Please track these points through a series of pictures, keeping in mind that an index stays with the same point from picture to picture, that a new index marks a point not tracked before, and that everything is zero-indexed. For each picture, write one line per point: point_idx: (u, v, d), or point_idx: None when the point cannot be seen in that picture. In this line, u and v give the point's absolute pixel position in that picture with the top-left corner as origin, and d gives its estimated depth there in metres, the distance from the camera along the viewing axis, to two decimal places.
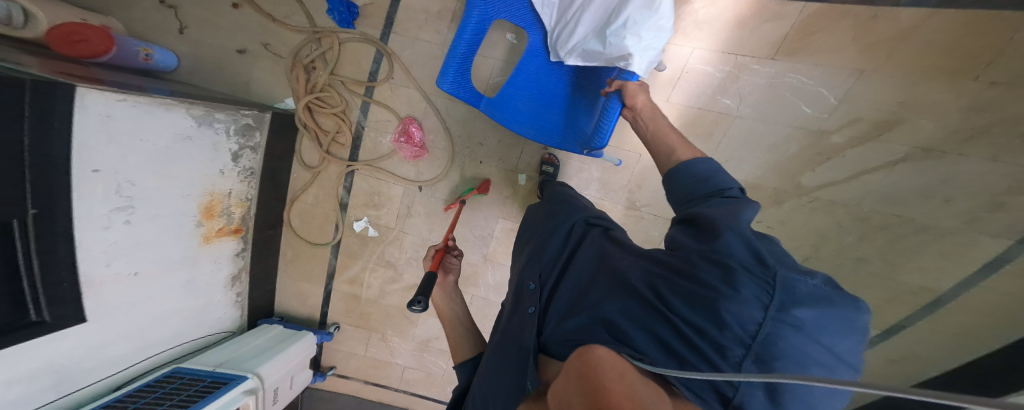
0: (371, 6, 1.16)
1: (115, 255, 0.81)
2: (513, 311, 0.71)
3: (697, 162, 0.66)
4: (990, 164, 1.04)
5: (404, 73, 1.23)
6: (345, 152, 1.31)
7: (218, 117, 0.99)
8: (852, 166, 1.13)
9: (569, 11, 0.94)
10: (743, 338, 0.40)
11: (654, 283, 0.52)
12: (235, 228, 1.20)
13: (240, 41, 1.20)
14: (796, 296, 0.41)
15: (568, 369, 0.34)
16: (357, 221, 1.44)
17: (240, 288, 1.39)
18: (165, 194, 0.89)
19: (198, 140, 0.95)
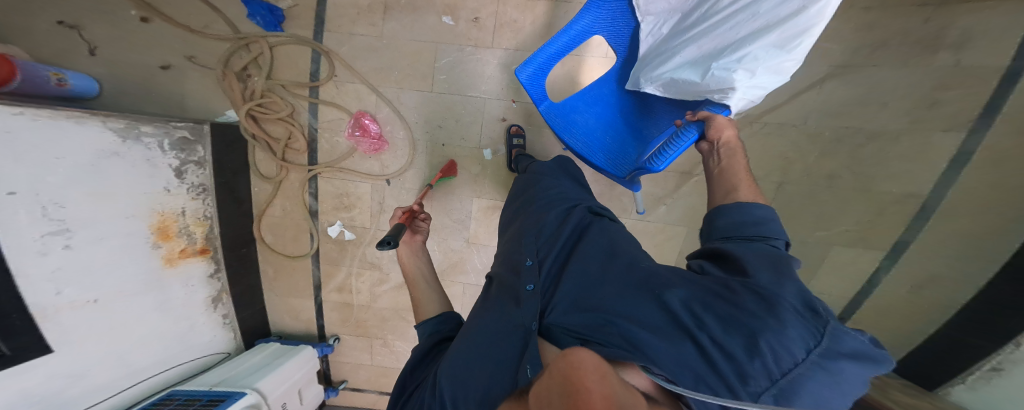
0: (298, 7, 1.19)
1: (63, 282, 0.84)
2: (508, 287, 0.72)
3: (753, 207, 0.67)
4: (903, 69, 1.05)
5: (346, 69, 1.24)
6: (302, 157, 1.31)
7: (146, 131, 1.01)
8: (788, 88, 1.18)
9: (672, 42, 0.85)
10: (772, 372, 0.40)
11: (680, 295, 0.53)
12: (200, 248, 1.22)
13: (161, 57, 1.20)
14: (835, 343, 0.42)
15: (551, 374, 0.25)
16: (331, 226, 1.44)
17: (226, 310, 1.41)
18: (102, 214, 0.91)
19: (127, 156, 0.97)
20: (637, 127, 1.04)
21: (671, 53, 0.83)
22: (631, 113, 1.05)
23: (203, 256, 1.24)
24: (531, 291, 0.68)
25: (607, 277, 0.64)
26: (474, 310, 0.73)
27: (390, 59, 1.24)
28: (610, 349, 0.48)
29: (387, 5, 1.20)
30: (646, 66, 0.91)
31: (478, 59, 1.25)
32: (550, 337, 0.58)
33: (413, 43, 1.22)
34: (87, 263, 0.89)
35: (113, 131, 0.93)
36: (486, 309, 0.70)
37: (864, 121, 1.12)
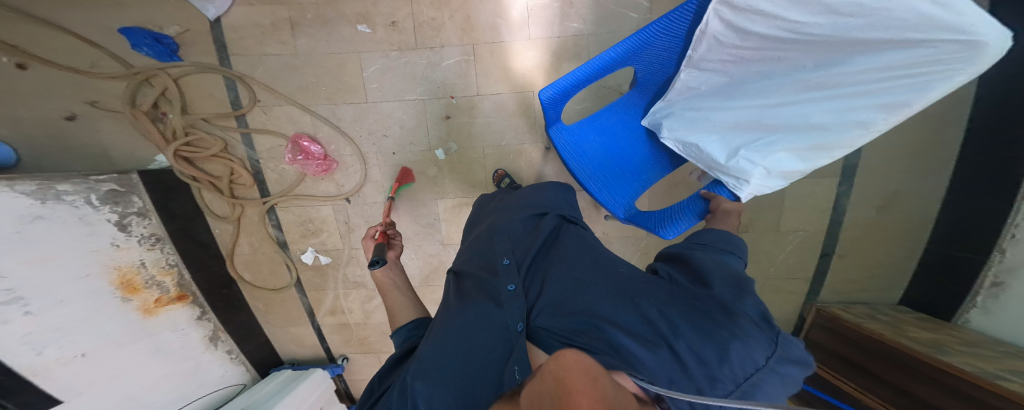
0: (189, 32, 1.16)
1: (41, 343, 0.90)
2: (483, 287, 0.62)
3: (727, 234, 0.73)
4: None
5: (268, 93, 1.22)
6: (251, 191, 1.34)
7: (66, 189, 0.99)
8: None
9: (702, 104, 0.81)
10: (738, 378, 0.37)
11: (653, 300, 0.50)
12: (176, 295, 1.28)
13: (63, 107, 1.19)
14: (789, 348, 0.42)
15: (544, 375, 0.21)
16: (305, 253, 1.46)
17: (228, 346, 1.48)
18: (54, 277, 0.94)
19: (56, 217, 0.96)
20: (641, 164, 1.02)
21: (708, 116, 0.81)
22: (640, 149, 1.02)
23: (182, 302, 1.30)
24: (512, 292, 0.58)
25: (589, 277, 0.58)
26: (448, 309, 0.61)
27: (313, 76, 1.22)
28: (598, 357, 0.40)
29: (293, 21, 1.16)
30: (675, 117, 0.86)
31: (407, 63, 1.22)
32: (537, 342, 0.52)
33: (334, 56, 1.20)
34: (56, 323, 0.93)
35: (29, 195, 0.91)
36: (460, 307, 0.58)
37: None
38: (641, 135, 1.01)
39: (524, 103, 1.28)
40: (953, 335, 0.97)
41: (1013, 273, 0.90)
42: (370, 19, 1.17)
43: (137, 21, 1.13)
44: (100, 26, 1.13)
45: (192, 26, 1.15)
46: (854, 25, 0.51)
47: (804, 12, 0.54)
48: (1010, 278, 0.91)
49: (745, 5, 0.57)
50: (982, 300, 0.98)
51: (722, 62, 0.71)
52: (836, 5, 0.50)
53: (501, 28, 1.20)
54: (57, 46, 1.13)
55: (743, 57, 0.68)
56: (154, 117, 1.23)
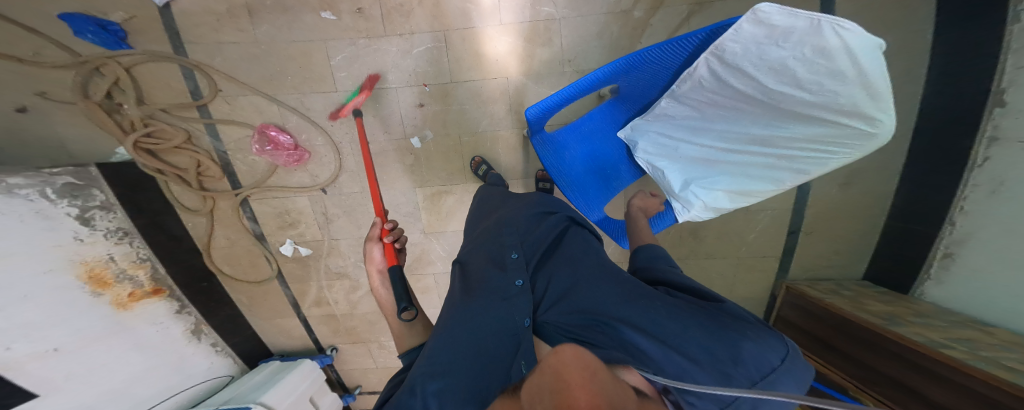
0: (136, 18, 1.11)
1: (12, 338, 0.90)
2: (491, 279, 0.64)
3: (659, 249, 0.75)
4: None
5: (231, 83, 1.20)
6: (221, 183, 1.32)
7: (20, 184, 0.95)
8: (667, 28, 1.15)
9: (671, 132, 0.76)
10: (753, 376, 0.41)
11: (660, 302, 0.54)
12: (151, 289, 1.27)
13: (11, 100, 1.14)
14: (796, 352, 0.46)
15: (542, 370, 0.25)
16: (284, 245, 1.46)
17: (212, 339, 1.49)
18: (18, 274, 0.92)
19: (12, 212, 0.92)
20: (615, 173, 0.98)
21: (676, 146, 0.78)
22: (617, 160, 0.96)
23: (158, 295, 1.29)
24: (520, 287, 0.62)
25: (597, 278, 0.61)
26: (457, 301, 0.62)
27: (277, 65, 1.19)
28: (606, 352, 0.44)
29: (250, 7, 1.13)
30: (647, 139, 0.82)
31: (375, 51, 1.19)
32: (543, 336, 0.56)
33: (298, 44, 1.17)
34: (25, 319, 0.92)
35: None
36: (470, 299, 0.60)
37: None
38: (619, 147, 0.94)
39: (498, 88, 1.27)
40: (909, 308, 1.03)
41: (963, 244, 0.96)
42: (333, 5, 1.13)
43: (82, 8, 1.08)
44: (43, 14, 1.09)
45: (138, 11, 1.11)
46: (810, 104, 0.49)
47: (774, 82, 0.50)
48: (959, 248, 0.98)
49: (731, 62, 0.50)
50: (934, 270, 1.05)
51: (697, 102, 0.65)
52: (805, 81, 0.46)
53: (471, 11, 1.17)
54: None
55: (716, 104, 0.62)
56: (110, 109, 1.19)
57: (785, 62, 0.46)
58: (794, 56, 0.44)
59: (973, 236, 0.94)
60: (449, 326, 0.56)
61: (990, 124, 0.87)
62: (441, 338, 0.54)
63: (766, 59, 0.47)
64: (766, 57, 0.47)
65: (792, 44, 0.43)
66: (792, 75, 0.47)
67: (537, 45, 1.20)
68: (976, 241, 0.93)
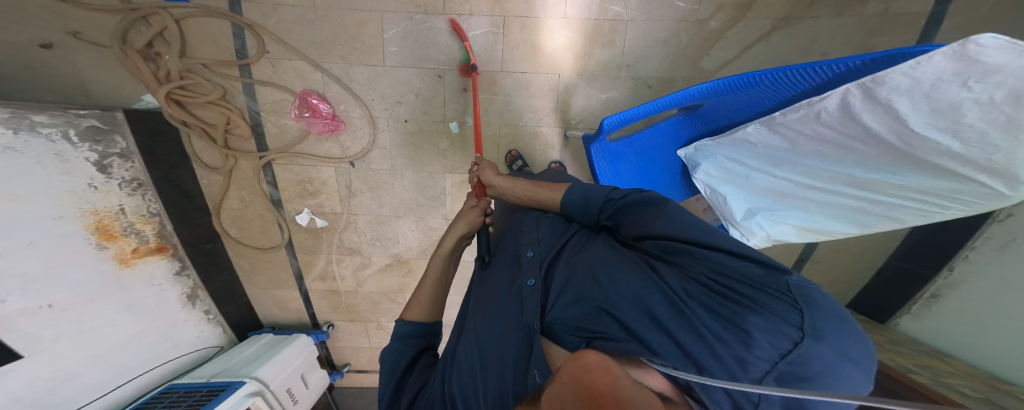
0: None
1: (8, 289, 0.84)
2: (507, 281, 0.68)
3: (574, 189, 0.74)
4: (837, 19, 1.09)
5: (279, 45, 1.17)
6: (247, 144, 1.27)
7: (42, 122, 0.90)
8: (736, 44, 1.17)
9: (747, 161, 0.80)
10: (771, 357, 0.40)
11: (664, 277, 0.53)
12: (156, 246, 1.21)
13: (34, 32, 1.06)
14: (827, 321, 0.41)
15: (563, 379, 0.30)
16: (300, 215, 1.41)
17: (206, 306, 1.42)
18: (18, 221, 0.85)
19: (28, 151, 0.87)
20: (665, 189, 1.00)
21: (749, 174, 0.82)
22: (671, 177, 0.98)
23: (161, 254, 1.22)
24: (532, 287, 0.63)
25: (597, 262, 0.61)
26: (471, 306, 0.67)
27: (329, 32, 1.17)
28: (619, 345, 0.47)
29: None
30: (712, 162, 0.85)
31: (430, 28, 1.19)
32: (554, 337, 0.56)
33: (354, 12, 1.16)
34: (22, 269, 0.86)
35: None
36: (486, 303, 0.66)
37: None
38: (674, 164, 0.96)
39: (550, 83, 1.27)
40: (885, 335, 1.09)
41: (952, 289, 1.00)
42: None
43: None
44: None
45: None
46: (950, 155, 0.50)
47: (923, 123, 0.49)
48: (946, 292, 1.01)
49: (886, 95, 0.50)
50: (916, 307, 1.09)
51: (799, 133, 0.67)
52: (964, 129, 0.46)
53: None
54: None
55: (821, 138, 0.64)
56: (147, 57, 1.16)
57: (957, 103, 0.45)
58: (974, 99, 0.43)
59: (966, 282, 0.96)
60: None
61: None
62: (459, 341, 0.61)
63: (935, 97, 0.46)
64: (938, 95, 0.46)
65: (984, 85, 0.42)
66: (954, 119, 0.46)
67: (598, 44, 1.21)
68: (967, 287, 0.96)
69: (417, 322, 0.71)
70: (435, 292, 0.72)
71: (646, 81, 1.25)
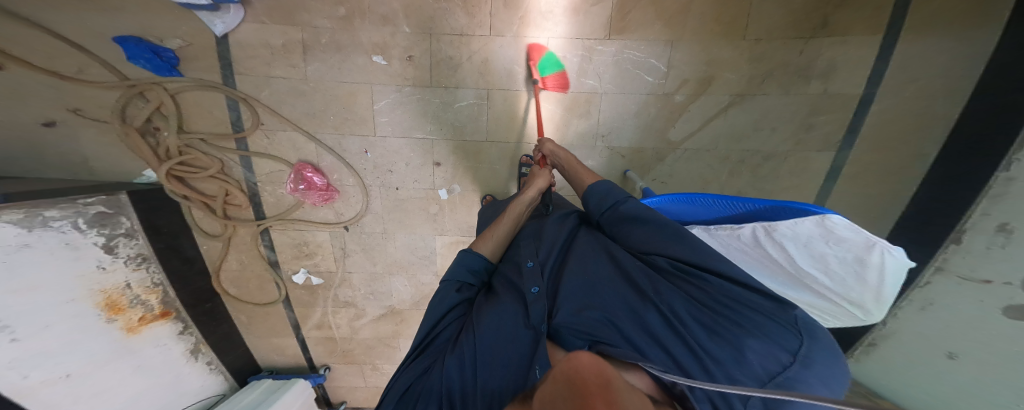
0: (192, 46, 1.14)
1: (27, 367, 0.91)
2: (511, 288, 0.72)
3: (597, 185, 0.80)
4: (786, 96, 1.27)
5: (273, 117, 1.23)
6: (246, 212, 1.33)
7: (54, 216, 0.95)
8: (698, 118, 1.31)
9: None
10: (760, 376, 0.45)
11: (665, 293, 0.58)
12: (160, 312, 1.26)
13: (41, 113, 1.11)
14: (816, 349, 0.47)
15: (556, 379, 0.30)
16: (296, 274, 1.48)
17: (209, 357, 1.47)
18: (36, 307, 0.91)
19: (44, 245, 0.93)
20: None
21: None
22: None
23: (165, 318, 1.28)
24: (536, 295, 0.67)
25: (604, 277, 0.66)
26: (480, 302, 0.71)
27: (321, 104, 1.25)
28: (618, 350, 0.53)
29: (305, 44, 1.19)
30: None
31: (418, 99, 1.28)
32: (559, 341, 0.61)
33: (345, 84, 1.24)
34: (42, 348, 0.93)
35: (15, 223, 0.86)
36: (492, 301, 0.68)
37: (761, 144, 1.32)
38: None
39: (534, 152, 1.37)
40: None
41: (885, 339, 1.14)
42: (386, 53, 1.23)
43: (133, 28, 1.09)
44: (89, 31, 1.08)
45: (195, 39, 1.14)
46: (827, 286, 0.60)
47: (807, 265, 0.58)
48: (882, 341, 1.15)
49: (779, 239, 0.58)
50: (857, 352, 1.22)
51: (727, 245, 0.72)
52: (832, 273, 0.56)
53: (521, 78, 1.30)
54: (40, 49, 1.06)
55: (742, 252, 0.70)
56: (145, 132, 1.18)
57: (823, 255, 0.55)
58: (834, 254, 0.53)
59: (896, 335, 1.10)
60: (472, 327, 0.64)
61: (941, 256, 1.00)
62: (466, 335, 0.63)
63: (809, 248, 0.55)
64: (811, 248, 0.55)
65: (840, 247, 0.51)
66: (824, 263, 0.56)
67: (576, 115, 1.33)
68: (897, 339, 1.10)
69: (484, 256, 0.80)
70: (504, 235, 0.84)
71: (620, 150, 1.37)
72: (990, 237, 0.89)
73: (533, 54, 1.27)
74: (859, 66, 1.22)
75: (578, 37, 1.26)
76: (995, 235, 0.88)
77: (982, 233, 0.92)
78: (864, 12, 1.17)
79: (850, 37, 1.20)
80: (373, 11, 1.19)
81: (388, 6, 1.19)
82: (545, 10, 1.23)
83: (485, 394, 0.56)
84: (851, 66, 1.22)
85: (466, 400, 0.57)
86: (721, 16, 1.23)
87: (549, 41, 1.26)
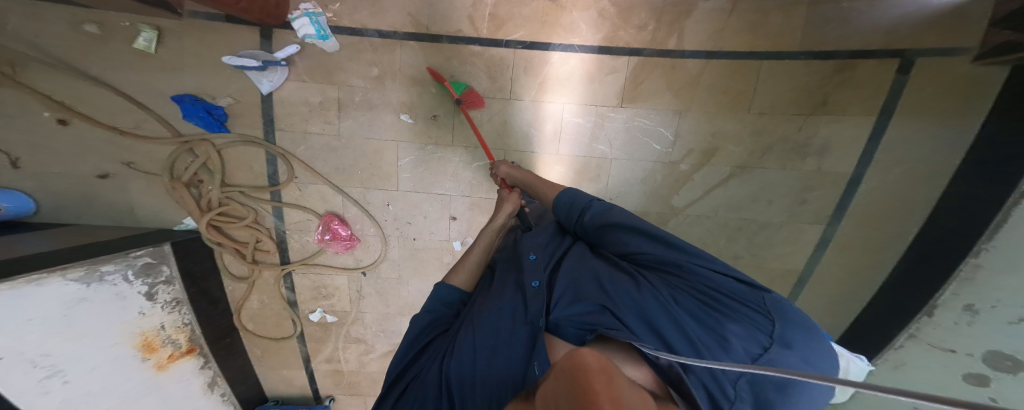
0: (238, 103, 1.23)
1: (72, 405, 1.00)
2: (511, 283, 0.71)
3: (577, 191, 0.83)
4: (783, 170, 1.37)
5: (307, 171, 1.33)
6: (272, 256, 1.41)
7: (107, 268, 1.03)
8: (700, 186, 1.41)
9: None
10: (745, 359, 0.50)
11: (654, 284, 0.62)
12: (186, 349, 1.31)
13: (98, 166, 1.22)
14: (792, 329, 0.53)
15: (558, 376, 0.28)
16: (313, 313, 1.56)
17: (223, 389, 1.50)
18: (86, 353, 1.01)
19: (97, 296, 1.02)
20: None
21: None
22: None
23: (190, 355, 1.33)
24: (537, 289, 0.66)
25: (599, 271, 0.68)
26: (480, 301, 0.72)
27: (350, 160, 1.34)
28: (618, 335, 0.54)
29: (340, 102, 1.29)
30: None
31: (441, 157, 1.38)
32: (557, 332, 0.61)
33: (373, 142, 1.34)
34: (87, 389, 1.02)
35: (74, 281, 0.96)
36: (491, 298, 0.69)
37: (757, 214, 1.42)
38: None
39: None
40: None
41: None
42: (414, 112, 1.33)
43: (186, 87, 1.19)
44: (148, 88, 1.18)
45: (243, 96, 1.23)
46: None
47: None
48: None
49: None
50: None
51: None
52: None
53: (538, 140, 1.40)
54: (103, 106, 1.17)
55: None
56: (190, 184, 1.28)
57: None
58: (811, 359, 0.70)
59: None
60: (471, 325, 0.64)
61: (914, 325, 1.10)
62: (467, 328, 0.65)
63: None
64: None
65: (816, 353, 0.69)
66: None
67: (586, 178, 1.43)
68: None
69: (455, 288, 0.80)
70: (479, 260, 0.85)
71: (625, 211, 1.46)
72: (956, 314, 0.99)
73: (549, 119, 1.38)
74: (852, 145, 1.31)
75: (591, 104, 1.37)
76: (962, 313, 0.98)
77: (950, 310, 1.01)
78: (862, 91, 1.26)
79: (847, 116, 1.29)
80: (404, 73, 1.30)
81: (418, 70, 1.30)
82: (563, 78, 1.35)
83: (486, 383, 0.57)
84: (844, 146, 1.32)
85: (464, 396, 0.58)
86: (728, 91, 1.33)
87: (565, 106, 1.37)
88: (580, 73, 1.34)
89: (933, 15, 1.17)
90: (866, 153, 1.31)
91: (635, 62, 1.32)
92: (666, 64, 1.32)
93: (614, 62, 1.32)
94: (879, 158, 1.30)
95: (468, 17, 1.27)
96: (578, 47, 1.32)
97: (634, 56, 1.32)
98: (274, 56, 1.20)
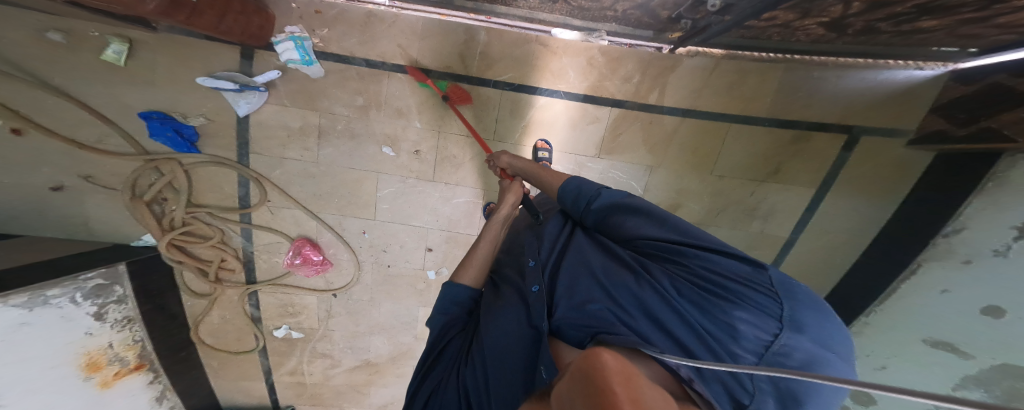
0: (213, 122, 1.19)
1: None
2: (517, 292, 0.70)
3: (568, 183, 0.77)
4: (733, 230, 1.53)
5: (280, 195, 1.31)
6: (236, 275, 1.39)
7: (54, 292, 0.99)
8: None
9: None
10: (759, 348, 0.43)
11: (654, 273, 0.56)
12: (135, 365, 1.25)
13: (50, 178, 1.14)
14: (804, 309, 0.45)
15: (573, 376, 0.28)
16: (277, 329, 1.55)
17: (173, 402, 1.43)
18: (24, 375, 0.95)
19: (40, 320, 0.97)
20: None
21: None
22: None
23: (139, 371, 1.27)
24: (537, 293, 0.64)
25: (593, 265, 0.62)
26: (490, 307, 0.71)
27: (328, 186, 1.34)
28: (616, 336, 0.47)
29: (321, 128, 1.28)
30: None
31: (420, 191, 1.40)
32: (560, 336, 0.56)
33: (353, 171, 1.34)
34: None
35: (17, 306, 0.92)
36: (495, 308, 0.68)
37: None
38: None
39: None
40: None
41: None
42: (396, 146, 1.34)
43: (156, 104, 1.14)
44: (114, 101, 1.11)
45: (218, 115, 1.19)
46: None
47: None
48: None
49: None
50: None
51: None
52: None
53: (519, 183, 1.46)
54: (61, 116, 1.09)
55: None
56: (152, 202, 1.23)
57: None
58: None
59: None
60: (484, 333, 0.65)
61: None
62: (479, 341, 0.66)
63: None
64: None
65: None
66: None
67: None
68: None
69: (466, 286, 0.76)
70: (485, 255, 0.80)
71: None
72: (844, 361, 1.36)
73: None
74: (793, 213, 1.48)
75: (572, 152, 1.45)
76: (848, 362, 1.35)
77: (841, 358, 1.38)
78: (807, 166, 1.43)
79: (792, 186, 1.46)
80: (391, 104, 1.30)
81: (405, 102, 1.31)
82: (549, 122, 1.41)
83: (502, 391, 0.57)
84: (785, 215, 1.49)
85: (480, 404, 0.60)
86: (695, 152, 1.46)
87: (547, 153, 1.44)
88: (564, 120, 1.41)
89: (894, 90, 1.31)
90: (802, 222, 1.49)
91: (616, 114, 1.41)
92: (645, 118, 1.41)
93: (596, 111, 1.40)
94: (812, 228, 1.48)
95: (459, 54, 1.30)
96: (565, 93, 1.38)
97: (616, 109, 1.40)
98: (253, 80, 1.17)
